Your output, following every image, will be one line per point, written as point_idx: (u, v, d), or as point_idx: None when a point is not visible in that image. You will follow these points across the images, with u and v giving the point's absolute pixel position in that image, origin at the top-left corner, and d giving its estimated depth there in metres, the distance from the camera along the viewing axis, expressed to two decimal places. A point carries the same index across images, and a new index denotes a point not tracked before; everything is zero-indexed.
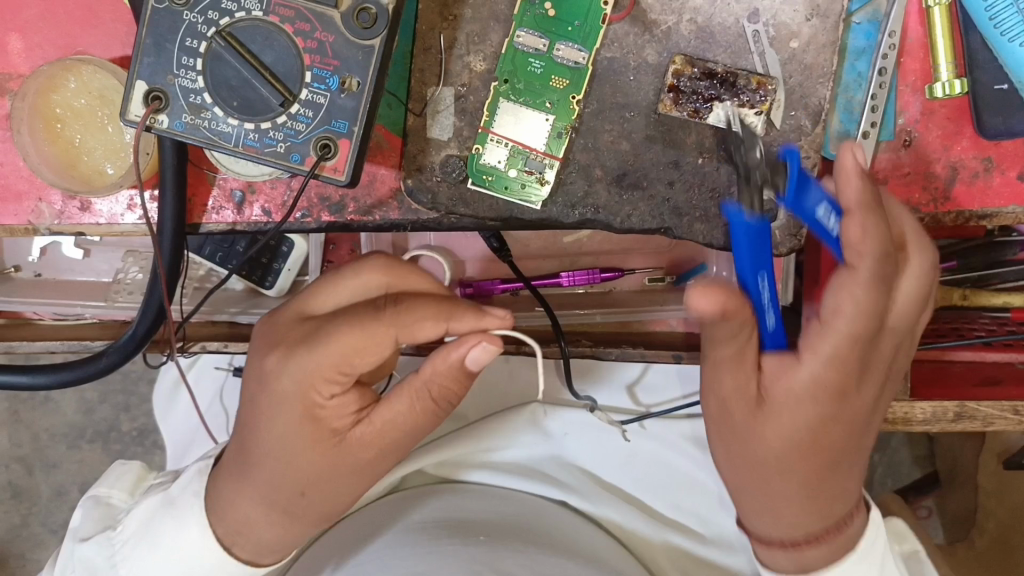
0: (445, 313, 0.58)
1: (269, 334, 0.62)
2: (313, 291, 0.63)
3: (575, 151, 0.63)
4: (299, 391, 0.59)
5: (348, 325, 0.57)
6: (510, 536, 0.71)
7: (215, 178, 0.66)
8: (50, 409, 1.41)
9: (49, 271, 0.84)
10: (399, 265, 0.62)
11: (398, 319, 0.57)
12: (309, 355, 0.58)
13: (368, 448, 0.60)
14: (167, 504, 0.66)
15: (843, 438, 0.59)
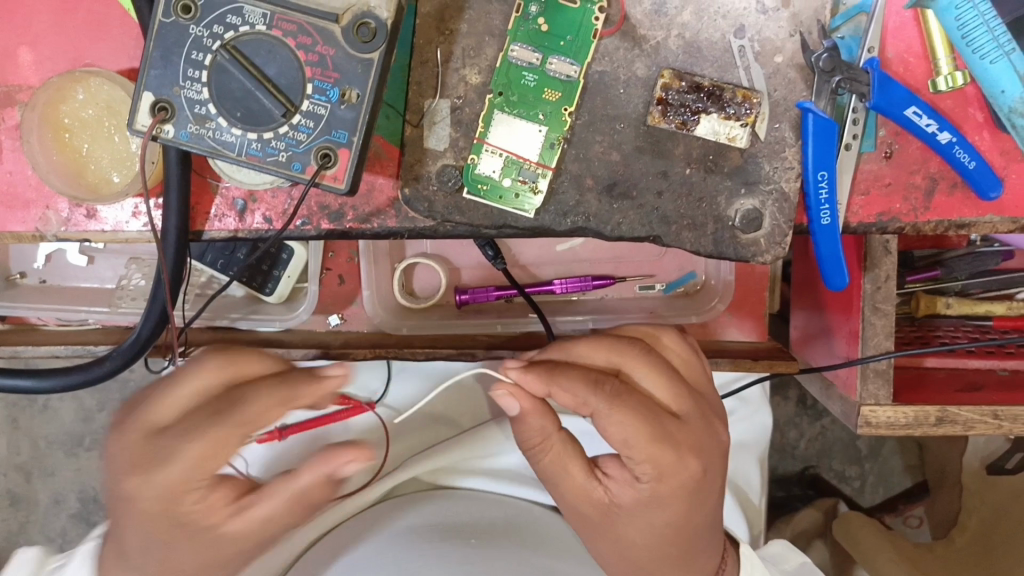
0: (287, 398, 0.61)
1: (116, 445, 0.61)
2: (151, 402, 0.61)
3: (567, 161, 0.65)
4: (159, 498, 0.60)
5: (189, 438, 0.59)
6: (497, 535, 0.82)
7: (217, 187, 0.68)
8: (50, 417, 1.42)
9: (55, 278, 0.85)
10: (232, 364, 0.63)
11: (242, 416, 0.59)
12: (162, 473, 0.59)
13: (240, 537, 0.62)
14: None
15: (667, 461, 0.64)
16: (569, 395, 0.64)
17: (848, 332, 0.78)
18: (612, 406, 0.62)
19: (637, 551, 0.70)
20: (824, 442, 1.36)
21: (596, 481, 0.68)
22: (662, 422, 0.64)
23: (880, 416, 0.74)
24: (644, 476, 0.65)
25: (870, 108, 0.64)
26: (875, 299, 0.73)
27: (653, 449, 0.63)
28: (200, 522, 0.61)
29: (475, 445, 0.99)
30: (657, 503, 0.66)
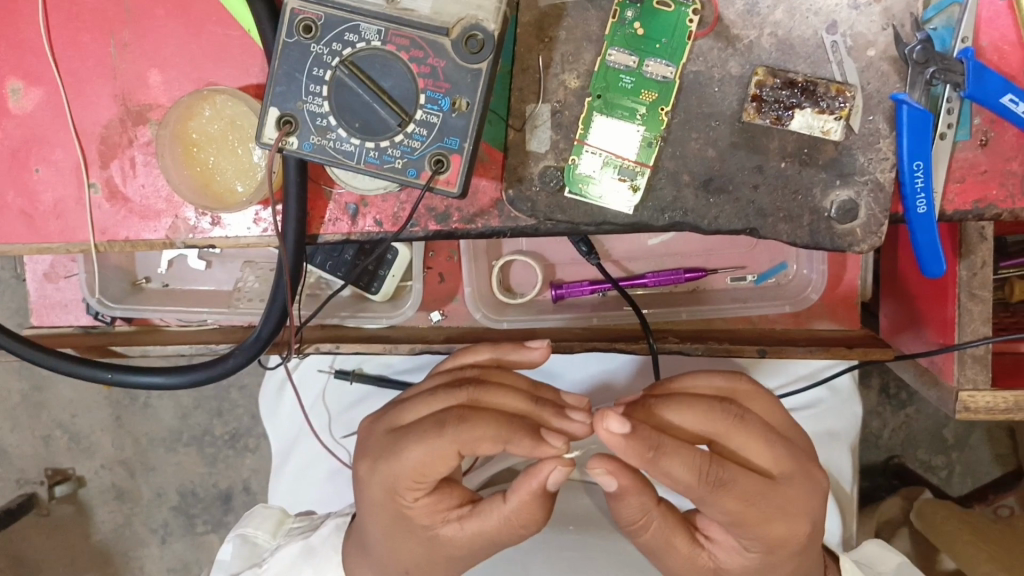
0: (503, 437, 0.61)
1: (368, 436, 0.69)
2: (409, 401, 0.67)
3: (664, 159, 0.67)
4: (382, 487, 0.65)
5: (416, 441, 0.62)
6: (594, 526, 0.86)
7: (331, 193, 0.73)
8: (150, 415, 1.49)
9: (176, 281, 0.91)
10: (481, 393, 0.64)
11: (458, 437, 0.61)
12: (388, 468, 0.64)
13: (454, 546, 0.66)
14: (308, 553, 0.82)
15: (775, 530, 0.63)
16: (673, 476, 0.59)
17: (941, 321, 0.79)
18: (718, 493, 0.60)
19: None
20: (909, 430, 1.35)
21: (701, 547, 0.67)
22: (770, 500, 0.61)
23: (979, 401, 0.75)
24: (753, 548, 0.64)
25: (964, 97, 0.66)
26: (971, 285, 0.74)
27: (757, 529, 0.62)
28: (422, 519, 0.66)
29: None
30: (767, 568, 0.66)
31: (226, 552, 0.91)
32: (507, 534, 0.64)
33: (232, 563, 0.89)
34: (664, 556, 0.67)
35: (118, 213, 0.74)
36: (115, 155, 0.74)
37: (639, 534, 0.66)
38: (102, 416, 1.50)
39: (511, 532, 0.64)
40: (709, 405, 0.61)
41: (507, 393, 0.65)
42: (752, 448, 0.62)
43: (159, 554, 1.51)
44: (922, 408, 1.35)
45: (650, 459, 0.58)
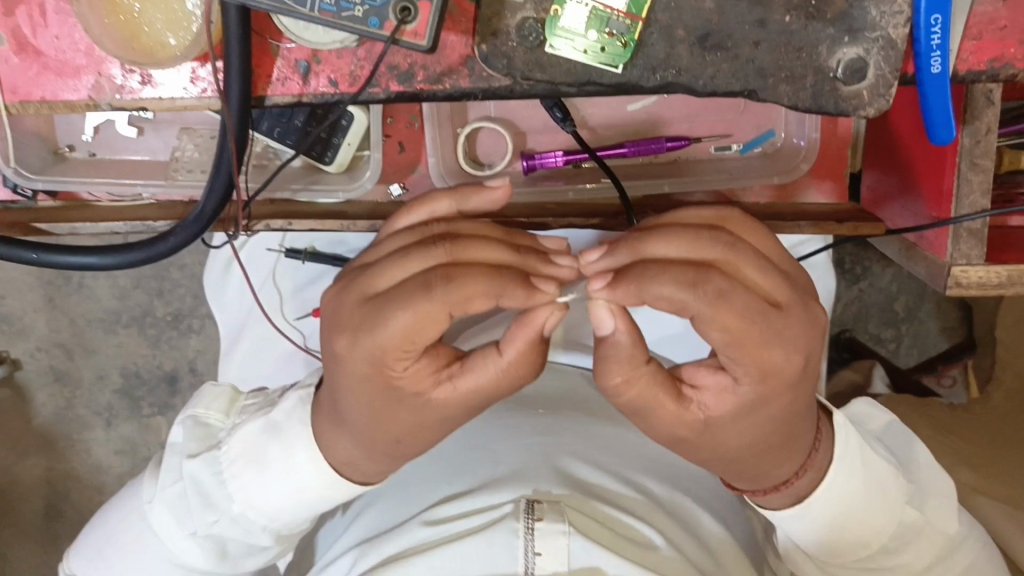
0: (495, 290, 0.56)
1: (336, 308, 0.60)
2: (379, 264, 0.59)
3: (657, 11, 0.60)
4: (366, 361, 0.57)
5: (402, 307, 0.55)
6: (565, 408, 0.79)
7: (278, 49, 0.64)
8: (85, 295, 1.40)
9: (104, 151, 0.82)
10: (460, 249, 0.58)
11: (451, 296, 0.55)
12: (373, 339, 0.56)
13: (447, 407, 0.61)
14: (273, 430, 0.71)
15: (772, 352, 0.56)
16: (664, 302, 0.55)
17: (936, 191, 0.75)
18: (716, 309, 0.54)
19: (738, 452, 0.63)
20: (861, 305, 1.33)
21: (687, 398, 0.60)
22: (771, 321, 0.55)
23: (971, 276, 0.72)
24: (746, 377, 0.58)
25: None
26: (973, 153, 0.70)
27: (753, 352, 0.56)
28: (410, 386, 0.59)
29: None
30: (761, 405, 0.59)
31: (175, 437, 0.78)
32: (500, 387, 0.61)
33: (185, 446, 0.75)
34: (648, 408, 0.60)
35: (31, 69, 0.65)
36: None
37: (624, 390, 0.59)
38: (33, 297, 1.41)
39: (507, 383, 0.60)
40: (698, 233, 0.57)
41: (486, 246, 0.58)
42: (748, 272, 0.56)
43: (104, 437, 1.46)
44: (875, 281, 1.31)
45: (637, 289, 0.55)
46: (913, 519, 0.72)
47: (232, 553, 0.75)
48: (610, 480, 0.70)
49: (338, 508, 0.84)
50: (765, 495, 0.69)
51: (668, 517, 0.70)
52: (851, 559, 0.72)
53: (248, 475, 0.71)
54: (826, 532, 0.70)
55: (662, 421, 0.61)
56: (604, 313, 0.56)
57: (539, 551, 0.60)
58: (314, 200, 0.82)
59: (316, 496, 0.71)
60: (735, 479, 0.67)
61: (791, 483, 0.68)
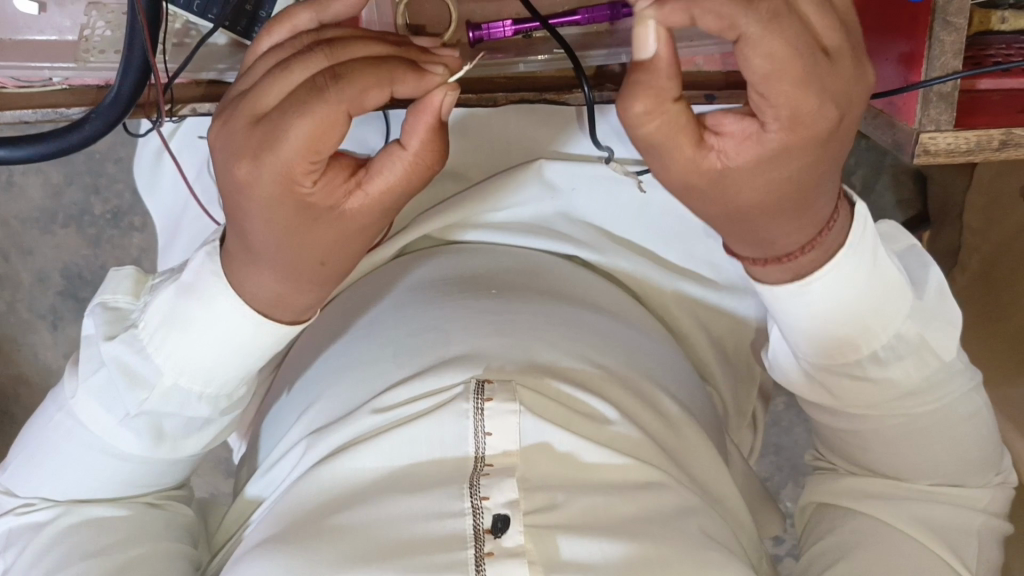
0: (386, 77, 0.52)
1: (224, 138, 0.54)
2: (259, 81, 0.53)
3: None
4: (272, 183, 0.53)
5: (297, 114, 0.50)
6: (521, 289, 0.76)
7: None
8: (16, 194, 1.33)
9: (5, 31, 0.74)
10: (339, 50, 0.53)
11: (347, 93, 0.50)
12: (278, 158, 0.51)
13: (366, 211, 0.57)
14: (187, 290, 0.65)
15: (811, 95, 0.48)
16: (707, 21, 0.46)
17: (907, 55, 0.71)
18: (765, 33, 0.46)
19: (746, 209, 0.55)
20: None
21: (705, 144, 0.52)
22: (820, 64, 0.47)
23: (937, 142, 0.70)
24: (775, 123, 0.49)
25: None
26: (946, 11, 0.65)
27: (792, 88, 0.47)
28: (324, 201, 0.55)
29: (491, 198, 0.85)
30: (785, 155, 0.51)
31: (88, 327, 0.72)
32: (414, 182, 0.57)
33: (98, 331, 0.70)
34: (661, 141, 0.51)
35: None
36: None
37: (642, 123, 0.50)
38: None
39: (423, 173, 0.57)
40: None
41: (365, 41, 0.54)
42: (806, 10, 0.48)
43: (52, 341, 1.40)
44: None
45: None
46: (910, 335, 0.66)
47: (170, 432, 0.70)
48: (569, 359, 0.68)
49: (286, 388, 0.81)
50: (765, 265, 0.61)
51: (628, 391, 0.69)
52: (832, 360, 0.66)
53: (168, 342, 0.66)
54: (811, 323, 0.63)
55: (670, 161, 0.52)
56: (651, 39, 0.47)
57: (490, 430, 0.59)
58: (243, 82, 0.75)
59: (245, 344, 0.65)
60: (736, 239, 0.59)
61: (794, 258, 0.60)
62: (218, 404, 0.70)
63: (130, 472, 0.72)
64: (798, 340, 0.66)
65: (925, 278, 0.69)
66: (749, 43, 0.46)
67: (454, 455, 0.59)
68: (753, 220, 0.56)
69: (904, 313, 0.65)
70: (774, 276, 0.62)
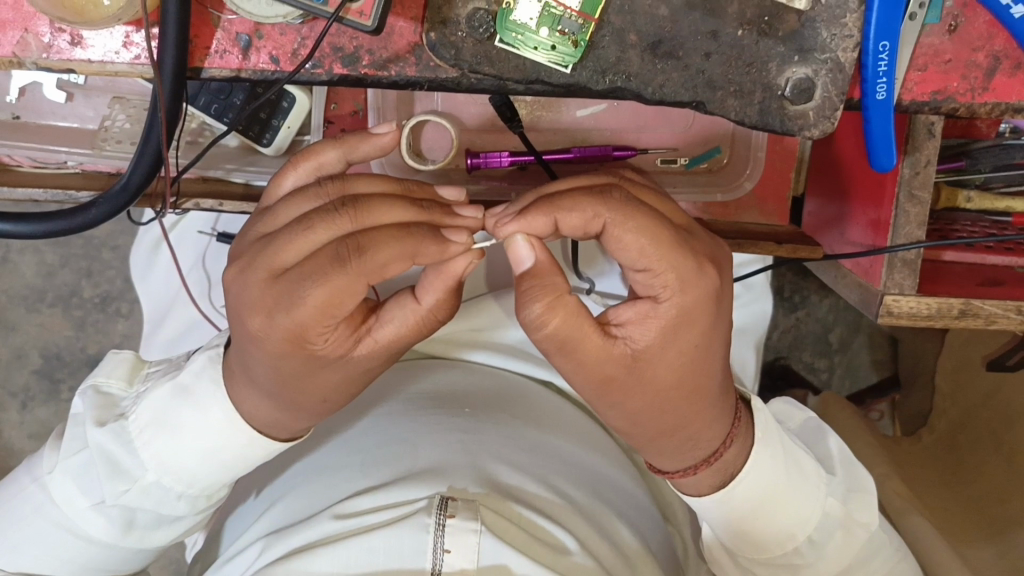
0: (408, 250, 0.55)
1: (242, 287, 0.58)
2: (278, 239, 0.56)
3: (610, 14, 0.60)
4: (284, 338, 0.57)
5: (314, 283, 0.54)
6: (495, 410, 0.77)
7: (220, 19, 0.61)
8: (9, 270, 1.35)
9: (29, 114, 0.80)
10: (364, 213, 0.56)
11: (367, 266, 0.54)
12: (291, 319, 0.56)
13: (370, 360, 0.61)
14: (183, 392, 0.68)
15: (683, 270, 0.56)
16: (575, 216, 0.55)
17: (875, 222, 0.75)
18: (627, 215, 0.55)
19: (668, 414, 0.62)
20: (797, 333, 1.33)
21: (614, 339, 0.57)
22: (680, 236, 0.56)
23: (902, 305, 0.73)
24: (663, 296, 0.56)
25: None
26: (911, 184, 0.70)
27: (668, 254, 0.55)
28: (332, 353, 0.59)
29: (473, 318, 0.92)
30: (684, 323, 0.57)
31: (76, 408, 0.75)
32: (420, 331, 0.61)
33: (88, 414, 0.72)
34: (574, 339, 0.56)
35: None
36: None
37: (545, 322, 0.55)
38: None
39: (428, 324, 0.61)
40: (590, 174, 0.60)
41: (390, 205, 0.57)
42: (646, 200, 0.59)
43: (18, 420, 1.39)
44: (812, 311, 1.32)
45: (546, 207, 0.56)
46: (837, 511, 0.71)
47: (140, 524, 0.71)
48: (530, 482, 0.69)
49: (251, 490, 0.82)
50: (696, 473, 0.67)
51: (589, 525, 0.69)
52: (780, 553, 0.70)
53: (158, 441, 0.68)
54: (739, 518, 0.69)
55: (583, 357, 0.57)
56: (523, 247, 0.56)
57: (448, 548, 0.59)
58: (248, 182, 0.81)
59: (233, 455, 0.69)
60: (663, 451, 0.66)
61: (721, 454, 0.67)
62: (194, 504, 0.72)
63: (90, 558, 0.72)
64: (731, 537, 0.71)
65: (829, 448, 0.77)
66: (617, 225, 0.55)
67: (409, 567, 0.58)
68: (677, 428, 0.63)
69: (824, 489, 0.71)
70: (704, 486, 0.69)
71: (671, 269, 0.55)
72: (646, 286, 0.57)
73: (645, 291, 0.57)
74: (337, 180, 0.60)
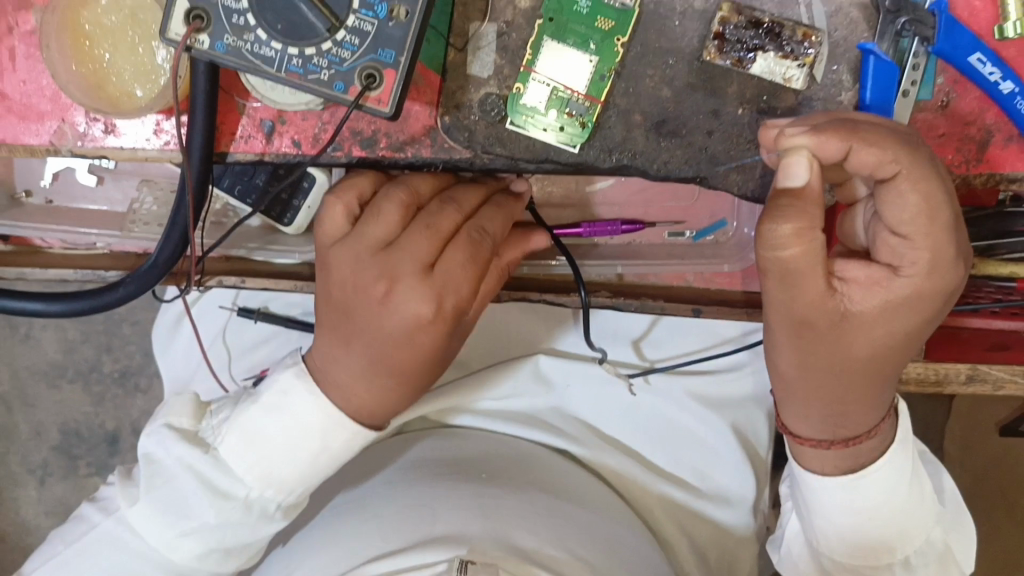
0: (498, 220, 0.67)
1: (352, 301, 0.65)
2: (391, 232, 0.64)
3: (615, 95, 0.62)
4: (401, 334, 0.64)
5: (447, 262, 0.64)
6: (509, 477, 0.78)
7: (244, 107, 0.65)
8: (32, 347, 1.38)
9: (62, 198, 0.83)
10: (460, 204, 0.66)
11: (474, 239, 0.65)
12: (429, 300, 0.63)
13: (460, 341, 0.70)
14: (224, 446, 0.68)
15: (943, 248, 0.54)
16: (868, 157, 0.53)
17: None
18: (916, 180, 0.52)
19: (847, 366, 0.59)
20: None
21: (835, 291, 0.56)
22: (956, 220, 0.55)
23: (910, 372, 0.74)
24: (908, 270, 0.55)
25: (933, 52, 0.60)
26: None
27: (939, 233, 0.53)
28: (450, 334, 0.66)
29: (485, 388, 0.92)
30: (909, 305, 0.56)
31: (110, 477, 0.76)
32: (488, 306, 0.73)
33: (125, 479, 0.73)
34: (800, 272, 0.54)
35: None
36: None
37: (786, 247, 0.53)
38: None
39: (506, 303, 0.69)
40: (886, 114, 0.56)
41: (465, 196, 0.67)
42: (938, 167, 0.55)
43: (36, 496, 1.41)
44: None
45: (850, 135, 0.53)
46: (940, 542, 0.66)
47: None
48: (544, 545, 0.69)
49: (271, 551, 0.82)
50: (830, 448, 0.63)
51: None
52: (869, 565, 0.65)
53: (201, 497, 0.68)
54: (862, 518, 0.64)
55: (795, 301, 0.56)
56: (802, 165, 0.53)
57: None
58: (269, 258, 0.85)
59: (282, 502, 0.68)
60: (812, 412, 0.62)
61: (859, 441, 0.63)
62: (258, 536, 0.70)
63: None
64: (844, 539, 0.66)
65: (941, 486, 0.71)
66: (911, 177, 0.52)
67: None
68: (839, 395, 0.60)
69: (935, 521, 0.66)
70: (832, 466, 0.64)
71: (936, 247, 0.54)
72: (892, 252, 0.56)
73: (889, 257, 0.56)
74: (401, 185, 0.65)
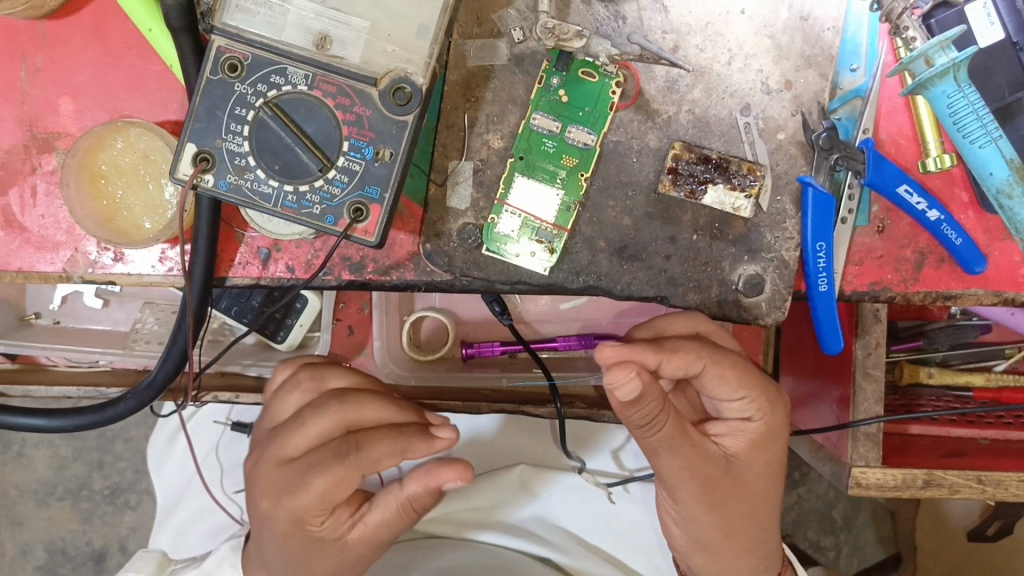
0: (401, 444, 0.62)
1: (255, 477, 0.64)
2: (280, 433, 0.64)
3: (581, 224, 0.69)
4: (289, 520, 0.63)
5: (317, 471, 0.61)
6: None
7: (243, 236, 0.71)
8: (24, 465, 1.40)
9: (68, 319, 0.89)
10: (349, 404, 0.64)
11: (366, 459, 0.61)
12: (292, 501, 0.62)
13: (365, 547, 0.66)
14: None
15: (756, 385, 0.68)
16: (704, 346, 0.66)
17: (840, 399, 0.81)
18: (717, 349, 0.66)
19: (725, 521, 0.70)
20: (798, 510, 1.29)
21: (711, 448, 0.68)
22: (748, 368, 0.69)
23: (869, 478, 0.77)
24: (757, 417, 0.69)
25: (865, 185, 0.68)
26: (865, 364, 0.77)
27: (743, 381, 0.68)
28: (329, 536, 0.65)
29: (474, 498, 0.94)
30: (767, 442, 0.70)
31: None
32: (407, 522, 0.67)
33: None
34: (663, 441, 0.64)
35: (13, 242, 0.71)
36: (15, 181, 0.71)
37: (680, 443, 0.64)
38: None
39: (411, 511, 0.66)
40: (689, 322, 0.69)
41: (372, 401, 0.65)
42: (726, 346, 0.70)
43: None
44: (813, 486, 1.29)
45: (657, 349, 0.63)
46: None
47: None
48: None
49: None
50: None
51: None
52: None
53: None
54: None
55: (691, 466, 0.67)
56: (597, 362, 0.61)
57: None
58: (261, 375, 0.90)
59: None
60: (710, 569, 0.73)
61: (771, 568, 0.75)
62: None
63: None
64: None
65: None
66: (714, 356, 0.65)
67: None
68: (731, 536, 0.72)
69: None
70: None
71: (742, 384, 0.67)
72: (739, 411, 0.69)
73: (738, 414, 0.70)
74: (312, 373, 0.68)
